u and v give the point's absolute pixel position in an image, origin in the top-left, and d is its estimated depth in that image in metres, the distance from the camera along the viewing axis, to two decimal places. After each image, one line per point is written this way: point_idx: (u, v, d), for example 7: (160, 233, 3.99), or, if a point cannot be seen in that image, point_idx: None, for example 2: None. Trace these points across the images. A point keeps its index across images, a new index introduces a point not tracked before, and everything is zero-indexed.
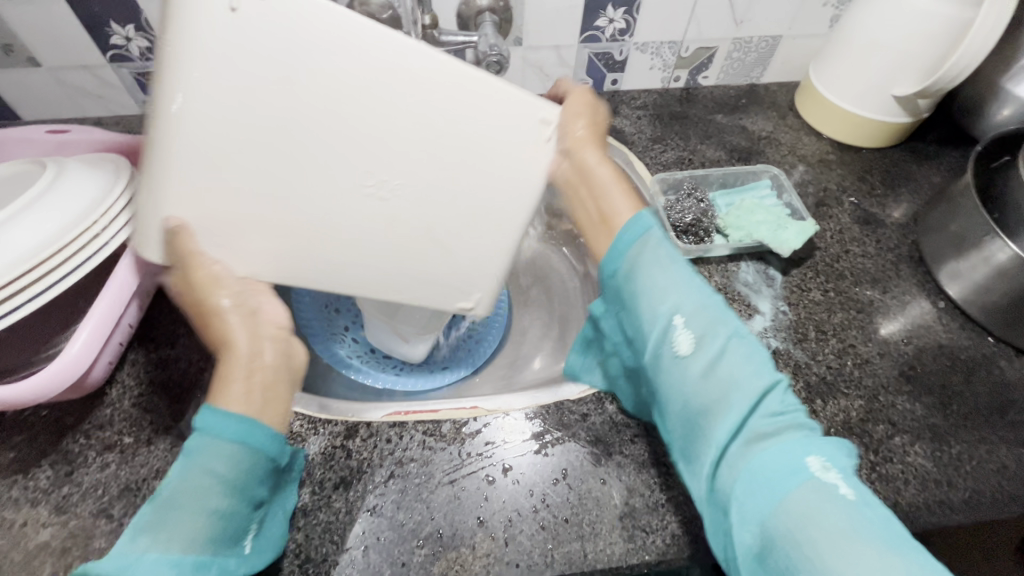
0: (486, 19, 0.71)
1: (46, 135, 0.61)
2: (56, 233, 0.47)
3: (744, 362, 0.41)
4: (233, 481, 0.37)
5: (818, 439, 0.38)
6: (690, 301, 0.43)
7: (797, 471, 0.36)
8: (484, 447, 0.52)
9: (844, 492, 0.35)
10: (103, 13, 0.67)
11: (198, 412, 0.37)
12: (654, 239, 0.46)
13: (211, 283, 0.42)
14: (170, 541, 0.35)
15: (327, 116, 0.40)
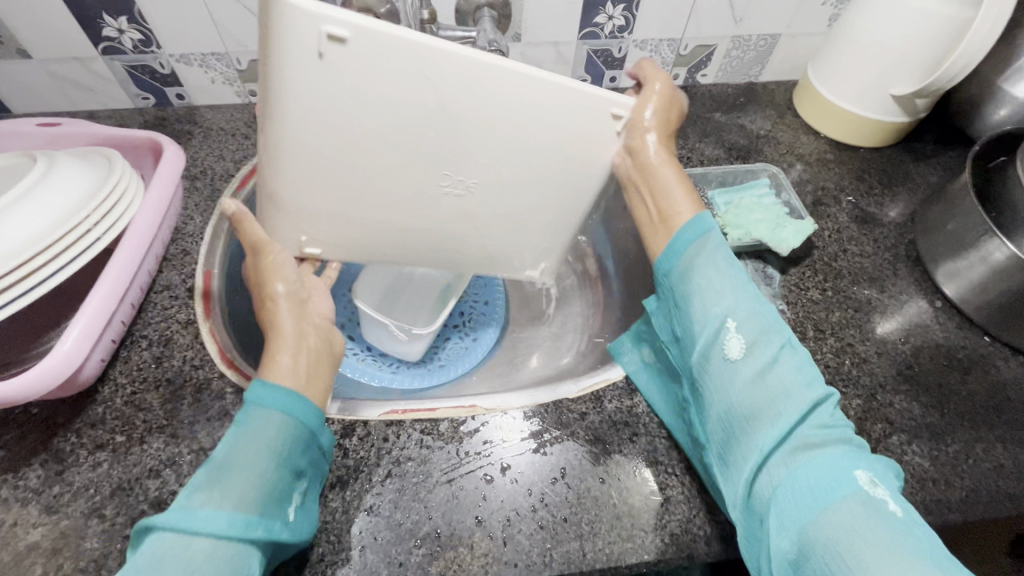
0: (485, 15, 0.70)
1: (36, 128, 0.59)
2: (46, 228, 0.46)
3: (796, 372, 0.43)
4: (280, 446, 0.42)
5: (864, 454, 0.40)
6: (746, 308, 0.46)
7: (846, 481, 0.38)
8: (482, 446, 0.52)
9: (892, 509, 0.36)
10: (96, 5, 0.65)
11: (250, 385, 0.44)
12: (709, 247, 0.49)
13: (270, 274, 0.50)
14: (224, 498, 0.39)
15: (409, 136, 0.44)
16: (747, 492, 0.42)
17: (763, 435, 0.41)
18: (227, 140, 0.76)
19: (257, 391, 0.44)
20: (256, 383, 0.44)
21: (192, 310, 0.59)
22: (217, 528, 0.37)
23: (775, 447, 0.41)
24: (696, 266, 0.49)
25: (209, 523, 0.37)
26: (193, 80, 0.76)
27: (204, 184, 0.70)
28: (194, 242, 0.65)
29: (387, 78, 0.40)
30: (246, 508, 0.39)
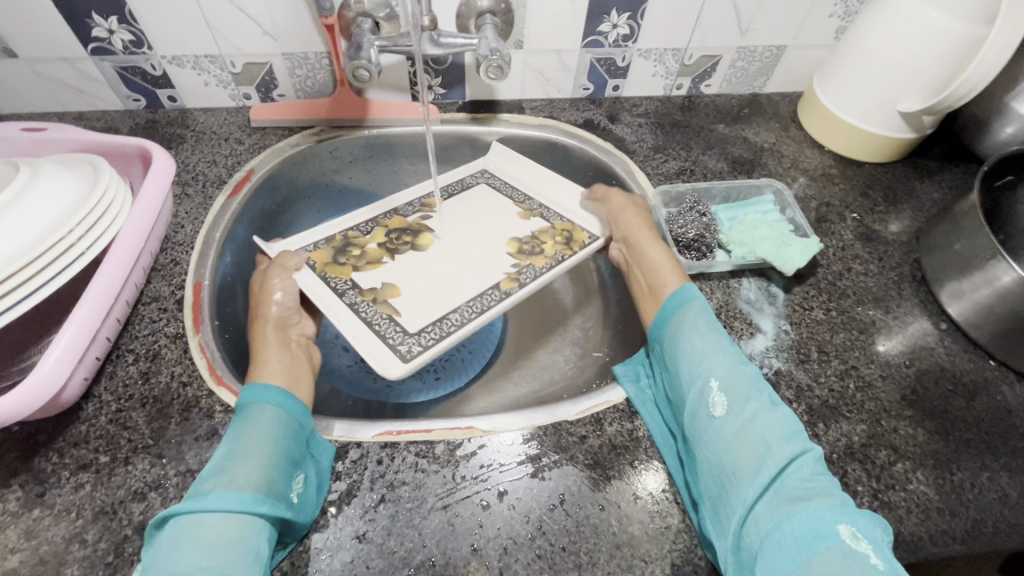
0: (487, 21, 0.69)
1: (21, 133, 0.57)
2: (28, 243, 0.44)
3: (776, 429, 0.46)
4: (280, 433, 0.46)
5: (850, 507, 0.42)
6: (728, 368, 0.50)
7: (829, 534, 0.39)
8: (479, 471, 0.50)
9: (874, 562, 0.38)
10: (85, 4, 0.63)
11: (243, 388, 0.49)
12: (696, 311, 0.55)
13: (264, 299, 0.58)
14: (234, 481, 0.43)
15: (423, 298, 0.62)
16: (736, 545, 0.43)
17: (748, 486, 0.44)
18: (219, 145, 0.74)
19: (252, 393, 0.49)
20: (249, 386, 0.49)
21: (182, 323, 0.57)
22: (228, 504, 0.41)
23: (760, 498, 0.43)
24: (685, 330, 0.53)
25: (219, 501, 0.41)
26: (185, 83, 0.74)
27: (196, 191, 0.69)
28: (184, 252, 0.63)
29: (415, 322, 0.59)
30: (252, 489, 0.43)
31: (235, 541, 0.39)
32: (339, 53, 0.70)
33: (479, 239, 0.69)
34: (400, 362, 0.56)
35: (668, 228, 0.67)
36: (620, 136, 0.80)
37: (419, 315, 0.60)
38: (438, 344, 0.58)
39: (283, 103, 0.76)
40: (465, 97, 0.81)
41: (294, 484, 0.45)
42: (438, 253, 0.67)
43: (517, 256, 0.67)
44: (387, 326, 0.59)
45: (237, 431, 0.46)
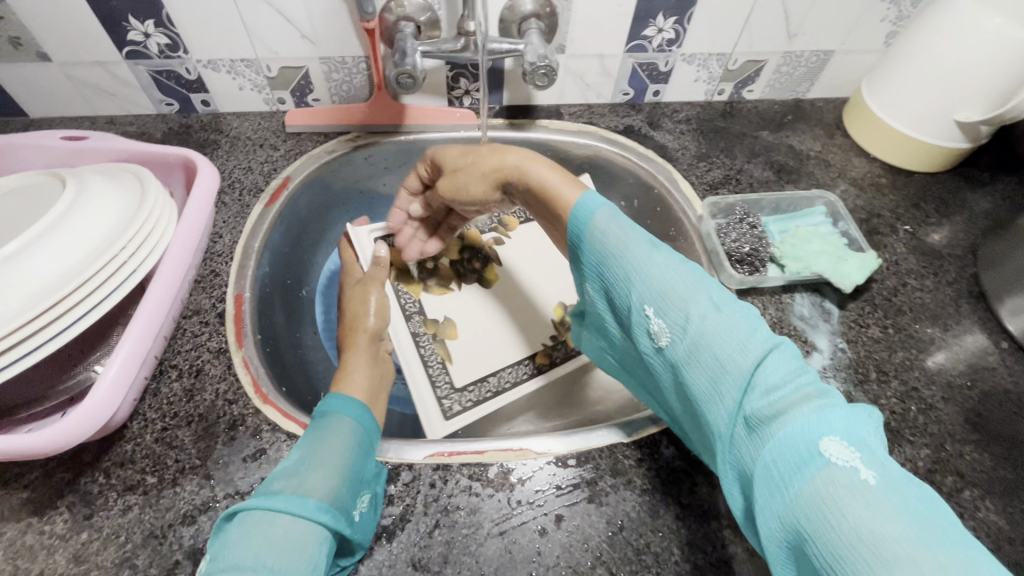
0: (531, 26, 0.66)
1: (60, 141, 0.56)
2: (79, 264, 0.44)
3: (727, 336, 0.39)
4: (352, 444, 0.46)
5: (835, 413, 0.35)
6: (660, 278, 0.42)
7: (811, 456, 0.33)
8: (534, 495, 0.49)
9: (865, 477, 0.32)
10: (122, 8, 0.62)
11: (324, 398, 0.50)
12: (608, 218, 0.46)
13: (353, 321, 0.63)
14: (304, 484, 0.42)
15: (470, 349, 0.71)
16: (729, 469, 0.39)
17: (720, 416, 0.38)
18: (254, 151, 0.72)
19: (335, 402, 0.49)
20: (330, 397, 0.50)
21: (224, 337, 0.56)
22: (294, 507, 0.39)
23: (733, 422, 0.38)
24: (605, 242, 0.45)
25: (288, 502, 0.39)
26: (219, 87, 0.72)
27: (233, 198, 0.67)
28: (224, 262, 0.61)
29: (461, 370, 0.69)
30: (319, 497, 0.41)
31: (298, 548, 0.38)
32: (378, 59, 0.67)
33: (531, 299, 0.76)
34: (440, 419, 0.66)
35: (721, 242, 0.66)
36: (661, 143, 0.78)
37: (464, 368, 0.70)
38: (476, 406, 0.67)
39: (318, 108, 0.74)
40: (502, 102, 0.79)
41: (357, 502, 0.44)
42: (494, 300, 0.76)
43: (557, 327, 0.73)
44: (438, 372, 0.69)
45: (315, 435, 0.46)
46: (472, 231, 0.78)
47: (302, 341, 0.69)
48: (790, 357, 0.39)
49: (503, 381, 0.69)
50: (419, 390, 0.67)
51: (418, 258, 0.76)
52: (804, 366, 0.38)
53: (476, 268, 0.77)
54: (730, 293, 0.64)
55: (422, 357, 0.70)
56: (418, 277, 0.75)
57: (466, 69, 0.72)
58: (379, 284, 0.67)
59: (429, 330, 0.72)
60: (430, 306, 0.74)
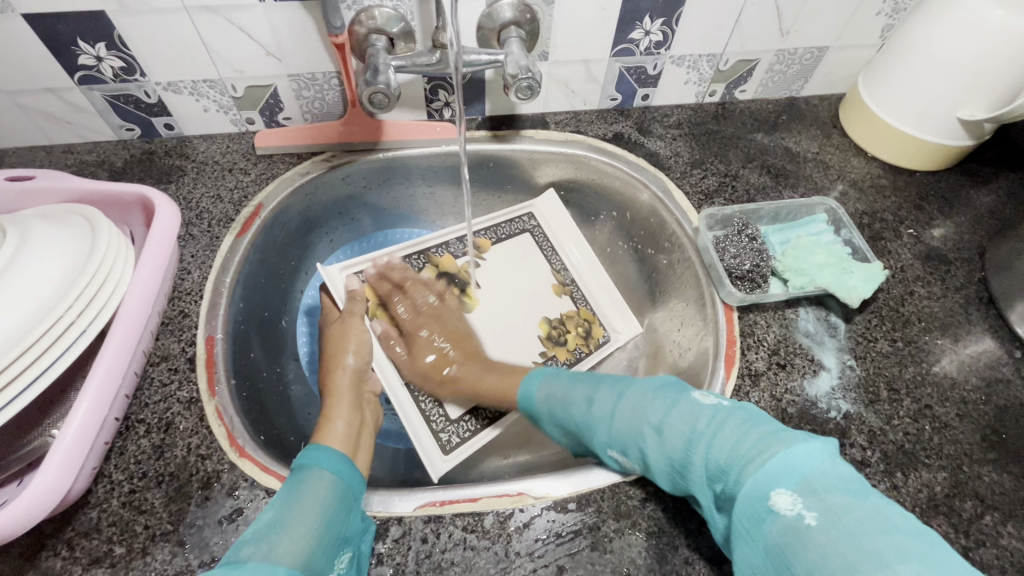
0: (511, 34, 0.63)
1: (6, 183, 0.52)
2: (22, 330, 0.41)
3: (674, 443, 0.41)
4: (332, 501, 0.43)
5: (779, 458, 0.36)
6: (606, 413, 0.47)
7: (761, 511, 0.35)
8: (534, 545, 0.46)
9: (808, 519, 0.34)
10: (69, 31, 0.57)
11: (301, 451, 0.46)
12: (549, 385, 0.54)
13: (335, 358, 0.61)
14: (273, 551, 0.37)
15: (462, 376, 0.69)
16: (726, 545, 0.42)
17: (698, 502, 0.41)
18: (222, 176, 0.68)
19: (314, 454, 0.46)
20: (308, 447, 0.47)
21: (195, 386, 0.52)
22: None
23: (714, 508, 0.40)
24: (553, 404, 0.52)
25: (254, 571, 0.35)
26: (182, 109, 0.68)
27: (201, 230, 0.63)
28: (193, 301, 0.57)
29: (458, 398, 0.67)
30: (291, 564, 0.37)
31: None
32: (350, 74, 0.63)
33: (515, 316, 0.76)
34: (441, 455, 0.63)
35: (720, 258, 0.63)
36: (653, 151, 0.74)
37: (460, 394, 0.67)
38: (475, 435, 0.65)
39: (289, 128, 0.70)
40: (484, 113, 0.75)
41: (336, 563, 0.40)
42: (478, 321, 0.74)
43: (545, 343, 0.74)
44: (432, 405, 0.66)
45: (291, 492, 0.42)
46: (443, 257, 0.76)
47: (283, 376, 0.66)
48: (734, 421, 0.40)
49: (499, 405, 0.68)
50: (418, 426, 0.64)
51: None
52: (750, 422, 0.40)
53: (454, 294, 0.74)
54: (731, 310, 0.61)
55: (412, 392, 0.66)
56: (398, 309, 0.71)
57: (444, 81, 0.68)
58: (359, 319, 0.64)
59: (415, 363, 0.68)
60: (414, 337, 0.69)
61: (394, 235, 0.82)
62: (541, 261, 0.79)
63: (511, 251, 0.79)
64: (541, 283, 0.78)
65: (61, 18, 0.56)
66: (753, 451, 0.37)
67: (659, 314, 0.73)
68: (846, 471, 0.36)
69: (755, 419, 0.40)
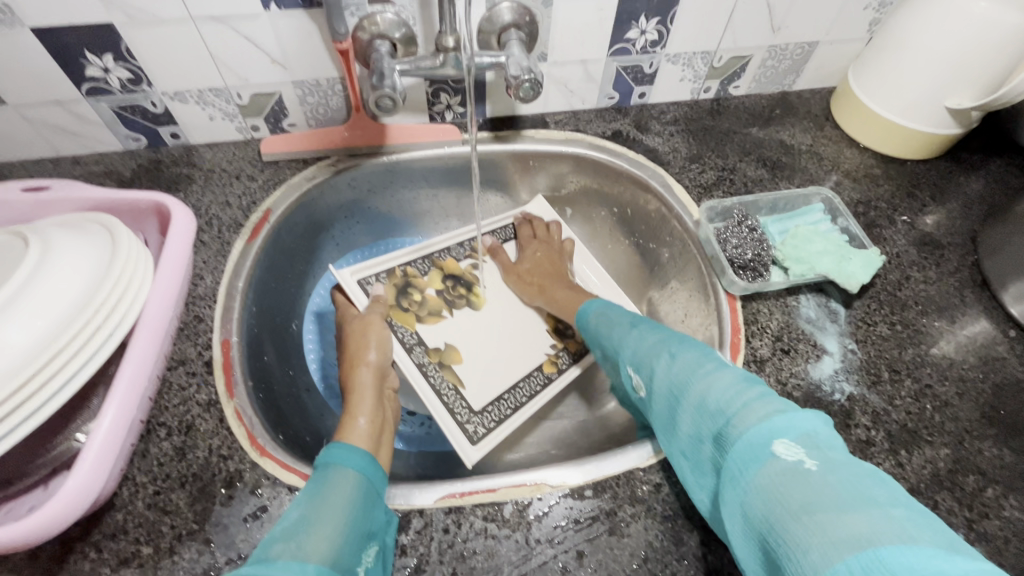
0: (512, 37, 0.64)
1: (21, 194, 0.53)
2: (51, 334, 0.42)
3: (684, 369, 0.44)
4: (358, 500, 0.43)
5: (783, 412, 0.37)
6: (638, 338, 0.51)
7: (759, 453, 0.35)
8: (553, 532, 0.47)
9: (807, 464, 0.33)
10: (77, 43, 0.58)
11: (323, 449, 0.47)
12: (601, 314, 0.59)
13: (357, 358, 0.60)
14: (303, 549, 0.38)
15: (483, 370, 0.69)
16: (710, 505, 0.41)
17: (686, 440, 0.42)
18: (230, 183, 0.69)
19: (337, 453, 0.46)
20: (330, 445, 0.47)
21: (214, 388, 0.53)
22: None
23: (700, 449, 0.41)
24: (597, 330, 0.58)
25: (287, 568, 0.36)
26: (188, 118, 0.69)
27: (211, 236, 0.64)
28: (207, 306, 0.58)
29: (483, 391, 0.68)
30: (320, 561, 0.38)
31: None
32: (355, 79, 0.64)
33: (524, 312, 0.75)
34: (470, 444, 0.64)
35: (723, 249, 0.64)
36: (651, 147, 0.76)
37: (481, 387, 0.68)
38: (501, 425, 0.66)
39: (294, 134, 0.71)
40: (485, 114, 0.76)
41: (365, 557, 0.41)
42: (489, 316, 0.74)
43: (553, 336, 0.73)
44: (453, 398, 0.66)
45: (317, 491, 0.43)
46: (447, 261, 0.76)
47: (296, 378, 0.67)
48: (745, 376, 0.41)
49: (520, 396, 0.68)
50: (446, 420, 0.65)
51: (403, 290, 0.71)
52: (756, 381, 0.41)
53: (461, 292, 0.74)
54: (734, 300, 0.62)
55: (434, 387, 0.66)
56: (410, 308, 0.71)
57: (446, 84, 0.70)
58: (379, 318, 0.65)
59: (435, 359, 0.68)
60: (430, 336, 0.70)
61: (395, 243, 0.83)
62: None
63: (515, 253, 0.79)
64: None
65: (70, 31, 0.57)
66: (754, 401, 0.38)
67: (662, 307, 0.75)
68: (845, 441, 0.36)
69: (760, 382, 0.41)
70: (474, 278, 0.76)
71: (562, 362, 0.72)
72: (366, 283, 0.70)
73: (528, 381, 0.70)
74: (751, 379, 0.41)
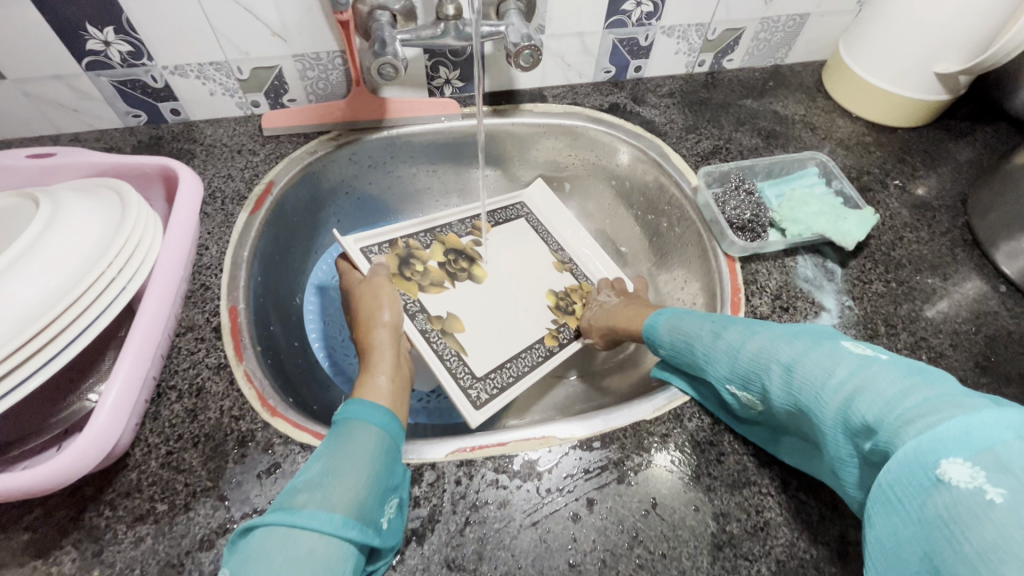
0: (510, 7, 0.65)
1: (26, 160, 0.54)
2: (68, 283, 0.42)
3: (811, 381, 0.39)
4: (378, 453, 0.43)
5: (950, 422, 0.31)
6: (736, 346, 0.46)
7: (923, 480, 0.31)
8: (563, 482, 0.48)
9: (989, 494, 0.28)
10: (77, 16, 0.58)
11: (342, 404, 0.47)
12: (677, 321, 0.54)
13: (369, 321, 0.61)
14: (327, 499, 0.39)
15: (488, 338, 0.70)
16: None
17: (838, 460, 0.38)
18: (232, 158, 0.69)
19: (360, 409, 0.46)
20: (350, 402, 0.47)
21: (223, 352, 0.54)
22: (320, 525, 0.37)
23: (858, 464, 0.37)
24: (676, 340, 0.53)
25: (311, 517, 0.37)
26: (189, 94, 0.69)
27: (215, 208, 0.64)
28: (213, 275, 0.59)
29: (489, 358, 0.68)
30: (344, 511, 0.39)
31: (323, 565, 0.36)
32: (355, 52, 0.65)
33: (526, 285, 0.76)
34: (474, 408, 0.64)
35: (722, 210, 0.65)
36: (649, 119, 0.77)
37: (486, 355, 0.68)
38: (502, 392, 0.67)
39: (295, 109, 0.71)
40: (484, 89, 0.77)
41: (385, 509, 0.42)
42: (493, 286, 0.74)
43: (556, 312, 0.74)
44: (457, 363, 0.67)
45: (337, 444, 0.43)
46: (450, 236, 0.76)
47: (302, 349, 0.67)
48: (898, 377, 0.36)
49: (522, 364, 0.69)
50: (454, 384, 0.65)
51: (405, 260, 0.72)
52: (913, 380, 0.35)
53: (464, 266, 0.74)
54: (733, 261, 0.64)
55: (436, 353, 0.66)
56: (412, 278, 0.71)
57: (445, 57, 0.71)
58: (385, 279, 0.65)
59: (437, 327, 0.68)
60: (432, 304, 0.70)
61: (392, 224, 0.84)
62: (539, 242, 0.80)
63: (519, 231, 0.80)
64: (543, 264, 0.78)
65: (70, 3, 0.57)
66: (911, 412, 0.33)
67: (661, 276, 0.76)
68: None
69: (920, 378, 0.35)
70: (476, 253, 0.76)
71: (564, 335, 0.73)
72: (370, 254, 0.70)
73: (530, 351, 0.70)
74: (905, 381, 0.35)
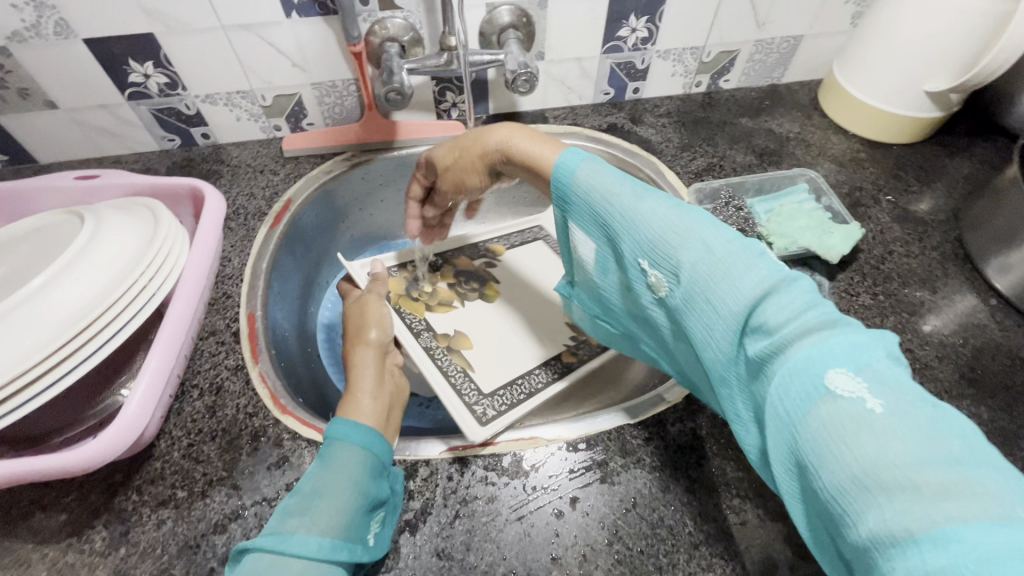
0: (510, 36, 0.70)
1: (76, 181, 0.62)
2: (106, 289, 0.48)
3: (721, 270, 0.37)
4: (360, 474, 0.46)
5: (840, 339, 0.32)
6: (651, 219, 0.42)
7: (812, 387, 0.31)
8: (548, 480, 0.51)
9: (871, 404, 0.29)
10: (122, 52, 0.65)
11: (328, 424, 0.49)
12: (591, 170, 0.46)
13: (359, 336, 0.62)
14: (314, 525, 0.42)
15: (492, 355, 0.70)
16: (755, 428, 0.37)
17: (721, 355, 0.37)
18: (255, 177, 0.75)
19: (344, 430, 0.48)
20: (335, 422, 0.49)
21: (240, 355, 0.59)
22: (309, 552, 0.40)
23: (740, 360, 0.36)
24: (587, 194, 0.45)
25: (298, 545, 0.40)
26: (218, 119, 0.75)
27: (238, 223, 0.70)
28: (235, 284, 0.64)
29: (497, 372, 0.68)
30: (331, 533, 0.42)
31: None
32: (367, 79, 0.70)
33: (537, 304, 0.77)
34: (478, 424, 0.58)
35: None
36: (645, 138, 0.81)
37: (495, 369, 0.68)
38: (512, 408, 0.63)
39: (313, 132, 0.77)
40: (488, 111, 0.82)
41: (371, 524, 0.45)
42: (504, 305, 0.77)
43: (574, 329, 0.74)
44: (464, 380, 0.67)
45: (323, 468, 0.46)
46: (460, 259, 0.81)
47: (315, 353, 0.73)
48: (801, 289, 0.35)
49: (534, 382, 0.68)
50: (461, 398, 0.64)
51: (412, 283, 0.77)
52: (810, 292, 0.35)
53: (475, 288, 0.78)
54: None
55: (442, 370, 0.68)
56: (420, 299, 0.75)
57: (451, 83, 0.76)
58: (375, 295, 0.68)
59: (443, 343, 0.71)
60: (440, 323, 0.73)
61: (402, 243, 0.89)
62: (551, 266, 0.82)
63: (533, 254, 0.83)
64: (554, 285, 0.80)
65: (116, 42, 0.64)
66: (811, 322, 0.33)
67: None
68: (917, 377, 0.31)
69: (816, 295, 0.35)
70: (486, 274, 0.80)
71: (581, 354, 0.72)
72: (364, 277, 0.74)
73: (545, 368, 0.70)
74: (807, 291, 0.35)
